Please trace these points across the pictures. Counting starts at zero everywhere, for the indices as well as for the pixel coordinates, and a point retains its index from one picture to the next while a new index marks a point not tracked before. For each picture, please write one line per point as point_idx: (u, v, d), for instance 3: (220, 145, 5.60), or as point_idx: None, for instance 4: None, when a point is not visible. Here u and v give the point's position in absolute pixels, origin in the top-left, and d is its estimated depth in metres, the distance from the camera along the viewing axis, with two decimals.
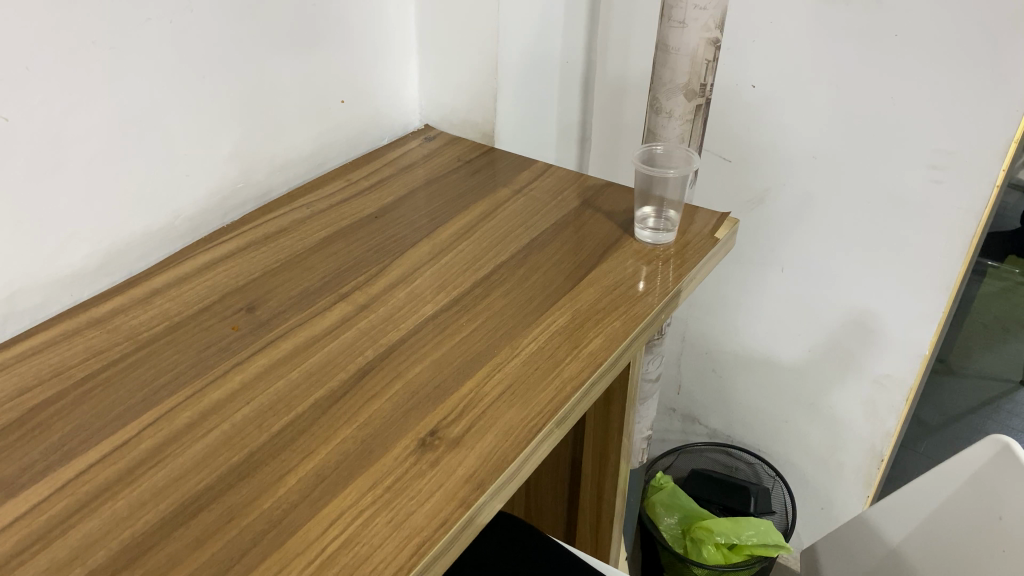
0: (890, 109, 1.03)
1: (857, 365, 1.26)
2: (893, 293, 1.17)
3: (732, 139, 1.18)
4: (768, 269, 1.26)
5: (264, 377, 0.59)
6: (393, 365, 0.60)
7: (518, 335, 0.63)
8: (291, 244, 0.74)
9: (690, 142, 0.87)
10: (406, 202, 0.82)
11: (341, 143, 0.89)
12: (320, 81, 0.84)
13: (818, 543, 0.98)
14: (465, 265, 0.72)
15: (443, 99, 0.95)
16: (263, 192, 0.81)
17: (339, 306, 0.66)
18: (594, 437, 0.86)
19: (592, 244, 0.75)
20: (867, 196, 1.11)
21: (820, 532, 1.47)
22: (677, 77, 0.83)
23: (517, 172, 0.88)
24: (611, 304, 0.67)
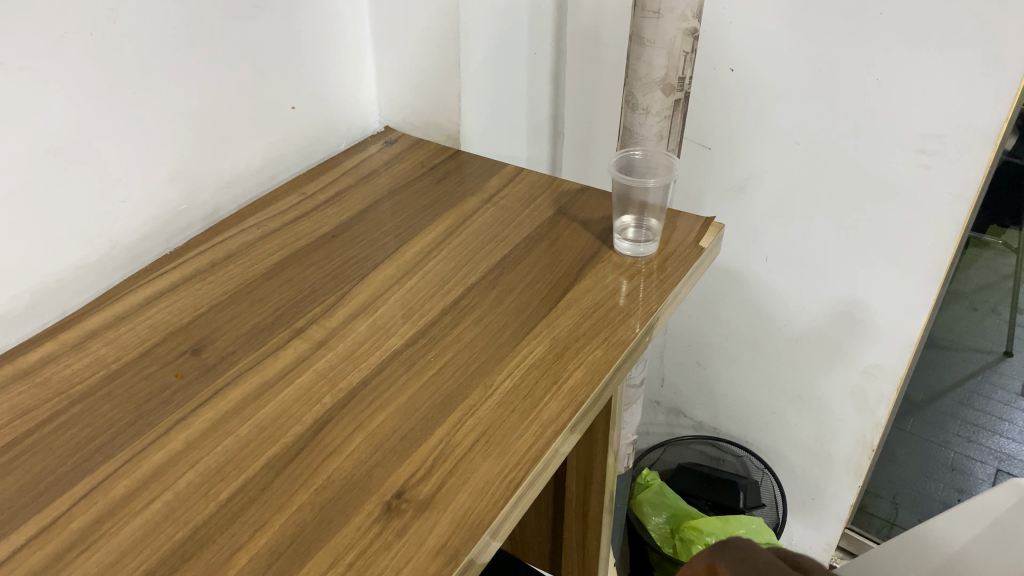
0: (874, 93, 0.98)
1: (845, 355, 1.22)
2: (882, 281, 1.12)
3: (712, 127, 1.13)
4: (751, 259, 1.22)
5: (210, 435, 0.53)
6: (354, 414, 0.54)
7: (490, 372, 0.58)
8: (239, 273, 0.68)
9: (669, 139, 0.81)
10: (367, 217, 0.76)
11: (293, 153, 0.82)
12: (268, 88, 0.77)
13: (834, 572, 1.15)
14: (433, 289, 0.66)
15: (403, 100, 0.89)
16: (210, 212, 0.75)
17: (293, 345, 0.60)
18: (577, 458, 0.81)
19: (569, 260, 0.70)
20: (853, 183, 1.06)
21: (811, 522, 1.44)
22: (654, 71, 0.77)
23: (486, 178, 0.82)
24: (592, 330, 0.62)
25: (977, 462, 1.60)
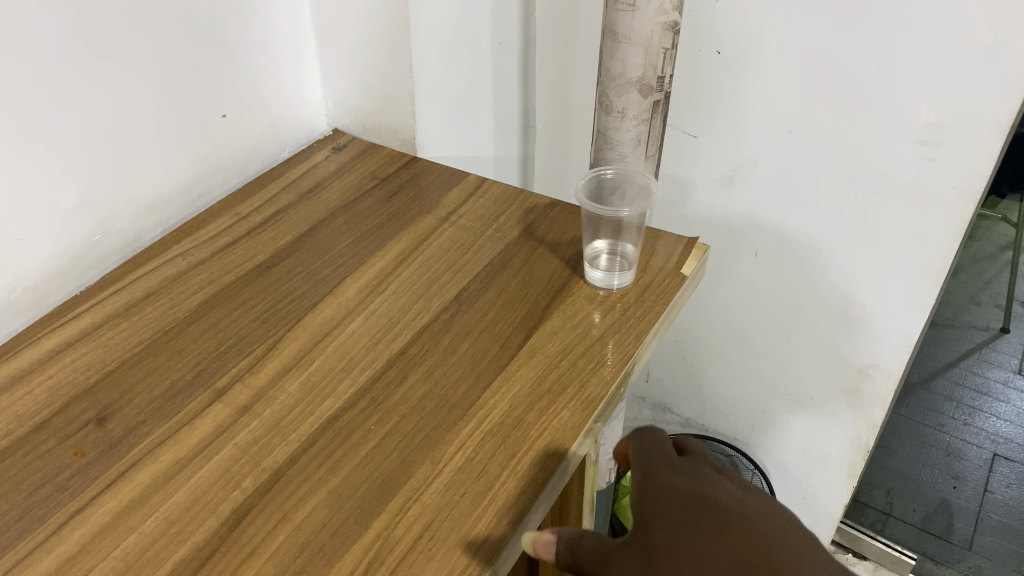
0: (874, 81, 0.89)
1: (839, 354, 1.14)
2: (880, 280, 1.04)
3: (697, 114, 1.04)
4: (740, 254, 1.14)
5: (109, 533, 0.45)
6: (279, 504, 0.47)
7: (438, 444, 0.50)
8: (157, 318, 0.59)
9: (648, 145, 0.73)
10: (307, 242, 0.67)
11: (226, 166, 0.73)
12: (193, 97, 0.68)
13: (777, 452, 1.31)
14: (377, 334, 0.58)
15: (352, 101, 0.80)
16: (130, 240, 0.66)
17: (213, 411, 0.52)
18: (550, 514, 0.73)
19: (534, 294, 0.62)
20: (850, 175, 0.98)
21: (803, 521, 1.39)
22: (629, 71, 0.68)
23: (444, 191, 0.73)
24: (558, 386, 0.54)
25: (972, 446, 1.58)
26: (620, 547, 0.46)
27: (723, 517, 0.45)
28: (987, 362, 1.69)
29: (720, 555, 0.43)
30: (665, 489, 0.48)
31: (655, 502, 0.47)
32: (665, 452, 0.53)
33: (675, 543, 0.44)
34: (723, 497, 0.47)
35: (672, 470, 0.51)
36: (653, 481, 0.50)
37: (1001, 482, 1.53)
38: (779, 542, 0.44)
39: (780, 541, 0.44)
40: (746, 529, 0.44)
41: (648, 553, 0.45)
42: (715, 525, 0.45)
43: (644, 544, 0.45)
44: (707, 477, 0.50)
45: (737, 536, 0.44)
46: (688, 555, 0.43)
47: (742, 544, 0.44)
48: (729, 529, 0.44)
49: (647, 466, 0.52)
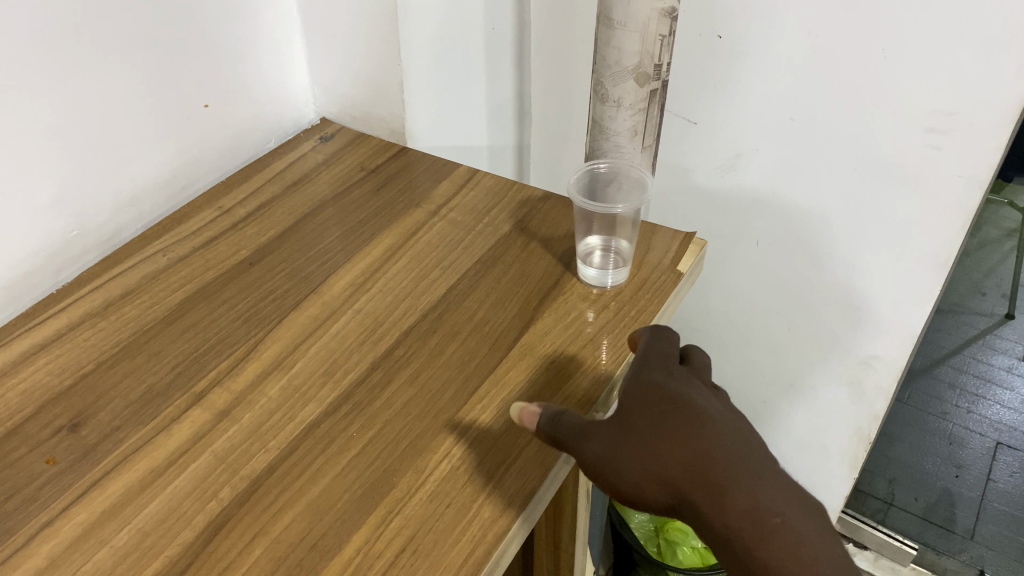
0: (880, 67, 0.86)
1: (842, 345, 1.12)
2: (884, 270, 1.02)
3: (697, 100, 1.02)
4: (741, 243, 1.12)
5: (80, 546, 0.44)
6: (257, 515, 0.45)
7: (423, 451, 0.48)
8: (136, 317, 0.58)
9: (645, 134, 0.71)
10: (292, 237, 0.65)
11: (209, 157, 0.71)
12: (173, 88, 0.65)
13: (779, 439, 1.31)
14: (362, 335, 0.56)
15: (340, 89, 0.77)
16: (110, 236, 0.64)
17: (191, 416, 0.51)
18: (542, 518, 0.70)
19: (526, 292, 0.60)
20: (854, 162, 0.95)
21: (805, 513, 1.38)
22: (625, 59, 0.65)
23: (434, 182, 0.71)
24: (549, 390, 0.52)
25: (975, 434, 1.57)
26: (601, 426, 0.47)
27: (700, 423, 0.48)
28: (992, 349, 1.66)
29: (687, 459, 0.46)
30: (655, 387, 0.49)
31: (641, 395, 0.49)
32: (666, 351, 0.53)
33: (651, 440, 0.47)
34: (707, 405, 0.49)
35: (665, 367, 0.52)
36: (645, 374, 0.50)
37: (1004, 471, 1.52)
38: (740, 451, 0.47)
39: (743, 451, 0.48)
40: (718, 437, 0.47)
41: (624, 439, 0.47)
42: (691, 429, 0.47)
43: (624, 431, 0.47)
44: (695, 382, 0.52)
45: (709, 443, 0.47)
46: (661, 452, 0.46)
47: (709, 451, 0.47)
48: (703, 436, 0.47)
49: (644, 358, 0.52)
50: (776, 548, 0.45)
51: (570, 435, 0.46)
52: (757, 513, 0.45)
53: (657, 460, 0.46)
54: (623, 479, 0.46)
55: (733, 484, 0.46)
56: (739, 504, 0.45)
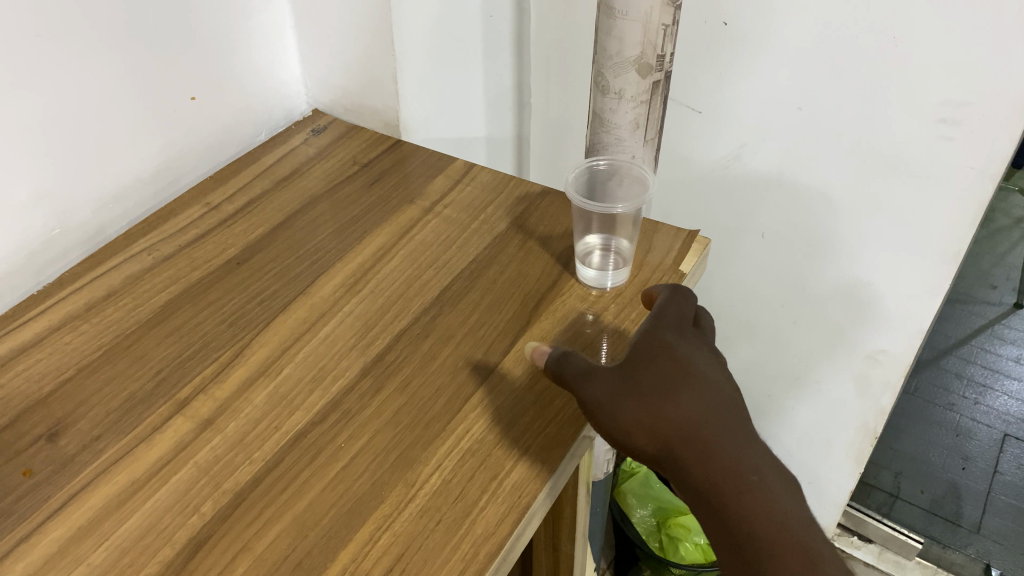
0: (890, 54, 0.83)
1: (848, 339, 1.10)
2: (891, 263, 0.99)
3: (702, 89, 0.99)
4: (746, 235, 1.09)
5: (56, 564, 0.42)
6: (239, 532, 0.43)
7: (413, 463, 0.46)
8: (119, 320, 0.56)
9: (647, 127, 0.68)
10: (281, 235, 0.63)
11: (197, 152, 0.68)
12: (158, 80, 0.63)
13: (783, 434, 1.29)
14: (352, 339, 0.54)
15: (333, 80, 0.75)
16: (94, 233, 0.62)
17: (173, 425, 0.49)
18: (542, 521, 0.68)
19: (522, 293, 0.58)
20: (862, 153, 0.92)
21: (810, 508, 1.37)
22: (627, 49, 0.63)
23: (429, 177, 0.69)
24: (544, 398, 0.50)
25: (982, 425, 1.55)
26: (604, 372, 0.48)
27: (700, 383, 0.49)
28: (999, 339, 1.67)
29: (681, 415, 0.47)
30: (664, 344, 0.50)
31: (648, 350, 0.50)
32: (682, 311, 0.53)
33: (650, 392, 0.48)
34: (707, 367, 0.50)
35: (678, 327, 0.52)
36: (657, 330, 0.51)
37: (1011, 463, 1.50)
38: (731, 415, 0.49)
39: (734, 420, 0.49)
40: (713, 400, 0.49)
41: (626, 387, 0.48)
42: (688, 387, 0.49)
43: (625, 380, 0.48)
44: (705, 346, 0.52)
45: (704, 404, 0.48)
46: (659, 410, 0.47)
47: (702, 411, 0.48)
48: (700, 396, 0.49)
49: (660, 315, 0.52)
50: (752, 505, 0.46)
51: (573, 376, 0.48)
52: (738, 473, 0.47)
53: (654, 416, 0.47)
54: (616, 423, 0.47)
55: (720, 444, 0.47)
56: (723, 462, 0.47)
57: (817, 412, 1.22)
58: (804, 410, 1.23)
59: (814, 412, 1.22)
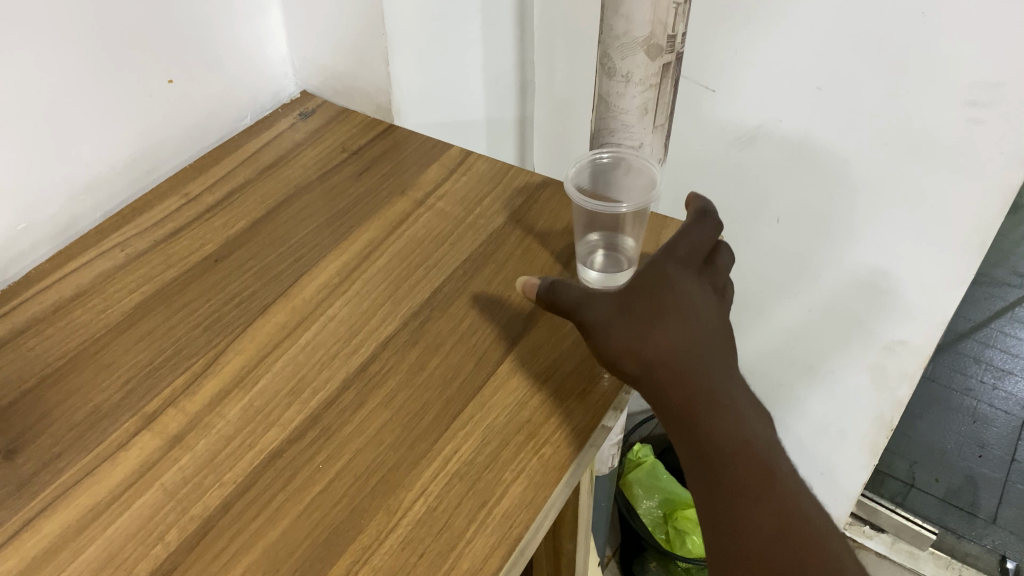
0: (918, 33, 0.77)
1: (866, 329, 1.05)
2: (913, 251, 0.94)
3: (715, 67, 0.93)
4: (760, 221, 1.05)
5: None
6: (206, 565, 0.40)
7: (397, 488, 0.43)
8: (87, 323, 0.52)
9: (656, 112, 0.64)
10: (262, 230, 0.59)
11: (176, 138, 0.64)
12: (130, 62, 0.59)
13: (796, 426, 1.26)
14: (334, 346, 0.50)
15: (321, 61, 0.71)
16: (64, 227, 0.58)
17: (140, 442, 0.45)
18: None
19: (518, 296, 0.54)
20: (885, 137, 0.87)
21: (824, 499, 1.34)
22: (634, 29, 0.58)
23: (422, 166, 0.65)
24: (539, 415, 0.46)
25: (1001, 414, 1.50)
26: (600, 299, 0.49)
27: (689, 313, 0.49)
28: None
29: (668, 343, 0.48)
30: (663, 275, 0.50)
31: (645, 280, 0.50)
32: (695, 245, 0.53)
33: (641, 321, 0.48)
34: (704, 301, 0.50)
35: (687, 262, 0.52)
36: (662, 261, 0.51)
37: None
38: (717, 346, 0.49)
39: (722, 352, 0.50)
40: (704, 332, 0.49)
41: (619, 314, 0.48)
42: (678, 315, 0.49)
43: (620, 308, 0.49)
44: (708, 284, 0.52)
45: (692, 334, 0.49)
46: (649, 338, 0.48)
47: (689, 340, 0.48)
48: (690, 327, 0.49)
49: (669, 248, 0.52)
50: (720, 424, 0.47)
51: (567, 304, 0.49)
52: (712, 397, 0.48)
53: (644, 343, 0.47)
54: (607, 346, 0.47)
55: (705, 373, 0.48)
56: (700, 386, 0.48)
57: (834, 405, 1.18)
58: (820, 402, 1.19)
59: (832, 405, 1.18)
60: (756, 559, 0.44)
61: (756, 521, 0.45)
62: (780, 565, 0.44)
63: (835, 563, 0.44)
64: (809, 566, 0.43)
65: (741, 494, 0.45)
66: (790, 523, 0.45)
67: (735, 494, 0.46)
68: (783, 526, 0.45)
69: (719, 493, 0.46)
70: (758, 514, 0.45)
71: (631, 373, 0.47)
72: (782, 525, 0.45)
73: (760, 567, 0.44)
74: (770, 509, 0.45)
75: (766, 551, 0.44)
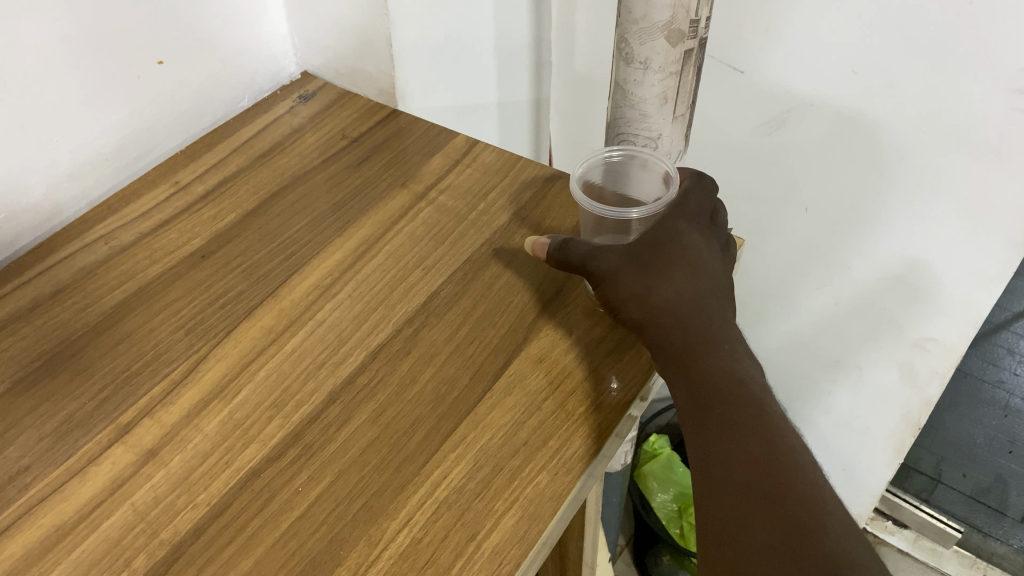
0: (965, 15, 0.70)
1: (897, 324, 1.00)
2: (951, 244, 0.88)
3: (744, 47, 0.88)
4: (788, 208, 0.99)
5: None
6: None
7: (380, 516, 0.40)
8: (66, 322, 0.49)
9: (677, 102, 0.59)
10: (254, 223, 0.56)
11: (167, 123, 0.61)
12: (115, 47, 0.55)
13: (821, 421, 1.22)
14: (322, 354, 0.47)
15: (323, 41, 0.67)
16: (47, 217, 0.55)
17: (112, 456, 0.43)
18: None
19: (521, 303, 0.50)
20: (923, 124, 0.80)
21: (849, 496, 1.30)
22: (654, 13, 0.53)
23: (426, 155, 0.61)
24: (538, 438, 0.43)
25: None
26: (611, 251, 0.49)
27: (696, 264, 0.49)
28: None
29: (674, 292, 0.48)
30: (674, 233, 0.50)
31: (656, 235, 0.50)
32: (701, 204, 0.53)
33: (649, 272, 0.48)
34: (710, 256, 0.50)
35: (697, 218, 0.52)
36: (672, 218, 0.51)
37: None
38: (720, 299, 0.49)
39: (726, 301, 0.49)
40: (708, 283, 0.49)
41: (629, 264, 0.49)
42: (688, 266, 0.49)
43: (630, 259, 0.49)
44: (717, 242, 0.52)
45: (699, 283, 0.49)
46: (654, 287, 0.48)
47: (694, 288, 0.48)
48: (696, 278, 0.49)
49: (681, 203, 0.52)
50: (717, 366, 0.46)
51: (578, 260, 0.49)
52: (712, 342, 0.47)
53: (649, 290, 0.47)
54: (616, 294, 0.47)
55: (708, 320, 0.48)
56: (700, 330, 0.47)
57: (859, 400, 1.14)
58: (849, 397, 1.15)
59: (858, 402, 1.14)
60: (738, 484, 0.42)
61: (741, 448, 0.43)
62: (761, 490, 0.41)
63: (819, 495, 0.41)
64: (788, 490, 0.41)
65: (732, 424, 0.44)
66: (777, 453, 0.42)
67: (727, 425, 0.44)
68: (770, 455, 0.42)
69: (711, 425, 0.44)
70: (745, 445, 0.43)
71: (635, 319, 0.47)
72: (769, 452, 0.42)
73: (741, 492, 0.42)
74: (759, 438, 0.43)
75: (750, 479, 0.42)
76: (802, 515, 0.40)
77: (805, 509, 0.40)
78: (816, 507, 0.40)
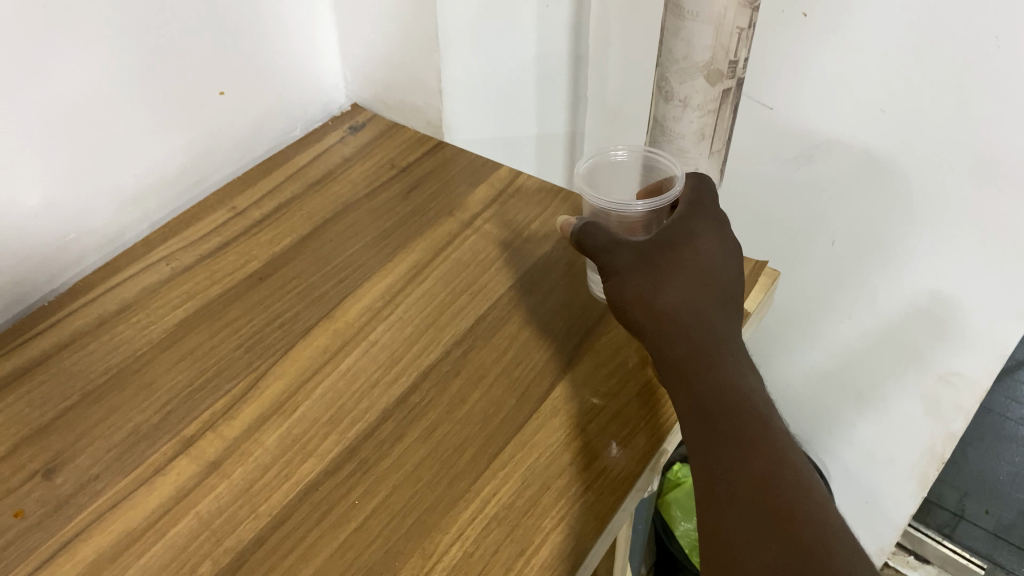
0: (991, 56, 0.72)
1: (922, 357, 1.01)
2: (975, 278, 0.90)
3: (773, 84, 0.90)
4: (815, 239, 1.01)
5: None
6: None
7: (433, 530, 0.41)
8: (131, 338, 0.52)
9: (713, 139, 0.61)
10: (308, 247, 0.59)
11: (226, 149, 0.64)
12: (181, 78, 0.58)
13: (843, 453, 1.23)
14: (375, 374, 0.49)
15: (373, 74, 0.70)
16: (112, 238, 0.58)
17: (178, 466, 0.45)
18: None
19: (563, 330, 0.52)
20: (948, 160, 0.82)
21: (872, 529, 1.30)
22: (695, 53, 0.56)
23: (471, 185, 0.64)
24: (582, 457, 0.45)
25: None
26: (624, 247, 0.51)
27: (703, 271, 0.50)
28: None
29: (680, 298, 0.49)
30: (690, 237, 0.51)
31: (669, 236, 0.51)
32: (717, 213, 0.53)
33: (660, 274, 0.50)
34: (721, 264, 0.51)
35: (712, 219, 0.53)
36: (691, 219, 0.52)
37: None
38: (726, 311, 0.50)
39: (730, 309, 0.50)
40: (715, 292, 0.50)
41: (640, 264, 0.50)
42: (697, 276, 0.50)
43: (640, 257, 0.50)
44: (733, 242, 0.53)
45: (707, 292, 0.50)
46: (661, 290, 0.49)
47: (700, 296, 0.49)
48: (704, 286, 0.50)
49: (694, 204, 0.53)
50: (722, 379, 0.47)
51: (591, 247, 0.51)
52: (716, 355, 0.48)
53: (656, 294, 0.49)
54: (622, 295, 0.49)
55: (714, 334, 0.49)
56: (705, 341, 0.48)
57: (883, 433, 1.15)
58: (874, 429, 1.15)
59: (880, 436, 1.15)
60: (742, 499, 0.42)
61: (745, 462, 0.43)
62: (764, 507, 0.41)
63: (824, 514, 0.41)
64: (792, 508, 0.41)
65: (737, 441, 0.44)
66: (780, 470, 0.43)
67: (733, 441, 0.44)
68: (774, 472, 0.43)
69: (714, 441, 0.45)
70: (747, 462, 0.43)
71: (641, 322, 0.49)
72: (771, 470, 0.43)
73: (743, 509, 0.42)
74: (760, 453, 0.43)
75: (751, 493, 0.42)
76: (806, 535, 0.40)
77: (809, 527, 0.40)
78: (821, 525, 0.40)
